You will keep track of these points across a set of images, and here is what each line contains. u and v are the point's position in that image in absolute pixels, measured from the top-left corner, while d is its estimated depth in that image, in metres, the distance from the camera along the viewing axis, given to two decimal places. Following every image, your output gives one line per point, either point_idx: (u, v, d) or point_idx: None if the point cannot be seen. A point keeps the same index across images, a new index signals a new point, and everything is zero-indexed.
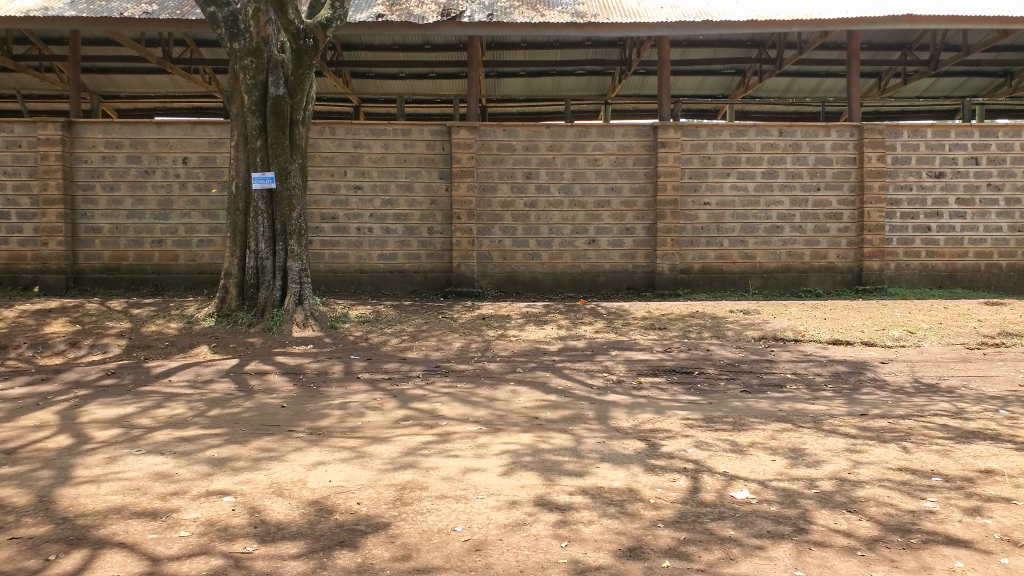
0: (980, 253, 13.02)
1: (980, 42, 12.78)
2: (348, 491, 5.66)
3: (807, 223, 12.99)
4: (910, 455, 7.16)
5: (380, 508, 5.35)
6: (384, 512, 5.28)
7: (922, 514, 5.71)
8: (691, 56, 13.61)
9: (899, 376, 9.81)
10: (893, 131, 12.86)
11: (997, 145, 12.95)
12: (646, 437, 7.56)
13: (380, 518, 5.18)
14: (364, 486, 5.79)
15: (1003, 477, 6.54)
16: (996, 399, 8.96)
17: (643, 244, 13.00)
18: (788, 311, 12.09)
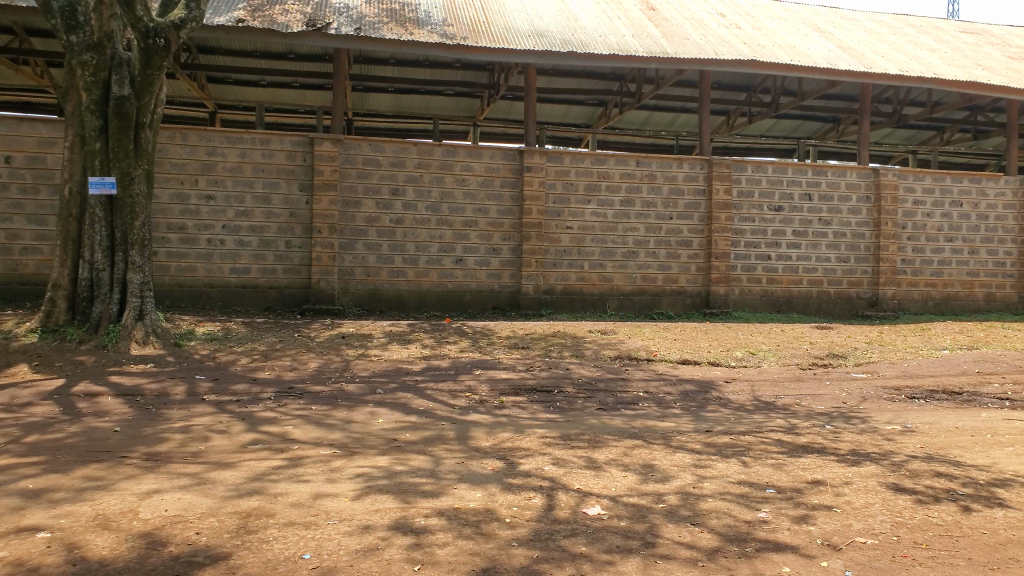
0: (812, 281, 14.17)
1: (814, 89, 13.98)
2: (186, 521, 5.28)
3: (660, 250, 13.68)
4: (748, 468, 7.64)
5: (221, 537, 5.04)
6: (225, 542, 4.97)
7: (757, 524, 6.10)
8: (556, 84, 14.03)
9: (741, 395, 10.46)
10: (738, 166, 13.83)
11: (826, 183, 14.20)
12: (504, 456, 7.60)
13: (221, 548, 4.87)
14: (204, 515, 5.43)
15: (827, 487, 7.12)
16: (823, 415, 9.79)
17: (509, 264, 13.17)
18: (643, 332, 12.63)
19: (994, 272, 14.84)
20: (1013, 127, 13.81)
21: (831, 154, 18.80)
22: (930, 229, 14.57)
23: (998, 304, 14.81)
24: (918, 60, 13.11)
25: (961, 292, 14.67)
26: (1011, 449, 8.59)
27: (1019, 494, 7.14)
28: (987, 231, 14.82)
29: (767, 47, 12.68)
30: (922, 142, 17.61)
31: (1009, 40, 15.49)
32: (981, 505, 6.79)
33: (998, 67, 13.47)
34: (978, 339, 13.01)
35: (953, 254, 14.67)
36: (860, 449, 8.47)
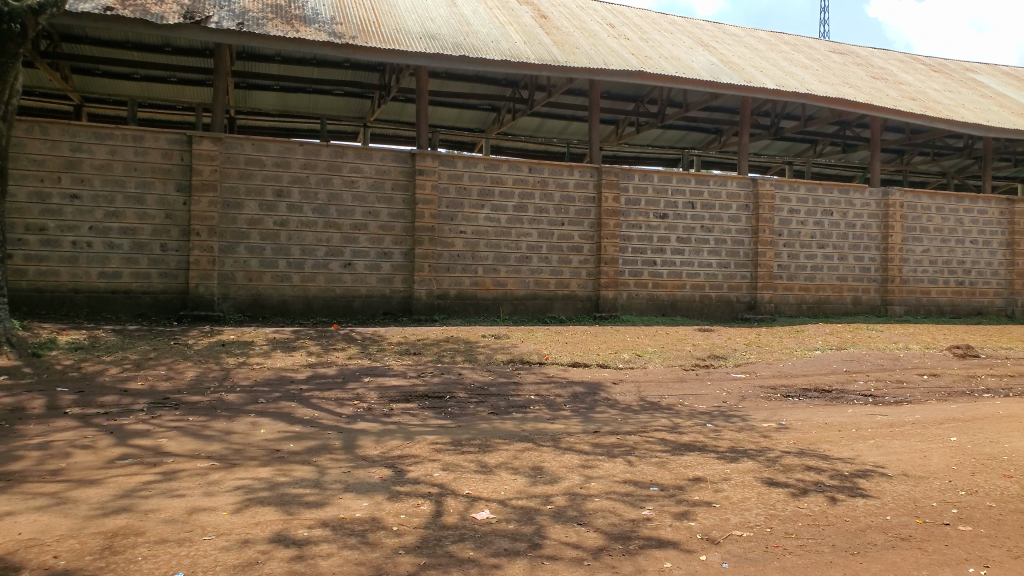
0: (695, 285, 14.76)
1: (697, 101, 14.56)
2: (43, 544, 4.93)
3: (553, 255, 13.89)
4: (633, 467, 7.87)
5: (84, 560, 4.73)
6: (87, 565, 4.67)
7: (640, 522, 6.28)
8: (448, 88, 13.99)
9: (627, 396, 10.77)
10: (626, 174, 14.24)
11: (709, 192, 14.83)
12: (393, 464, 7.50)
13: (83, 571, 4.58)
14: (63, 537, 5.08)
15: (706, 483, 7.43)
16: (704, 414, 10.21)
17: (400, 269, 13.04)
18: (535, 336, 12.79)
19: (860, 277, 15.87)
20: (876, 142, 14.82)
21: (714, 163, 19.66)
22: (803, 236, 15.42)
23: (864, 307, 15.87)
24: (792, 76, 13.87)
25: (831, 295, 15.64)
26: (872, 442, 9.25)
27: (877, 483, 7.71)
28: (854, 238, 15.83)
29: (653, 59, 13.09)
30: (797, 153, 18.65)
31: (872, 61, 16.64)
32: (845, 495, 7.29)
33: (863, 86, 14.44)
34: (845, 339, 13.91)
35: (824, 260, 15.60)
36: (737, 446, 8.88)
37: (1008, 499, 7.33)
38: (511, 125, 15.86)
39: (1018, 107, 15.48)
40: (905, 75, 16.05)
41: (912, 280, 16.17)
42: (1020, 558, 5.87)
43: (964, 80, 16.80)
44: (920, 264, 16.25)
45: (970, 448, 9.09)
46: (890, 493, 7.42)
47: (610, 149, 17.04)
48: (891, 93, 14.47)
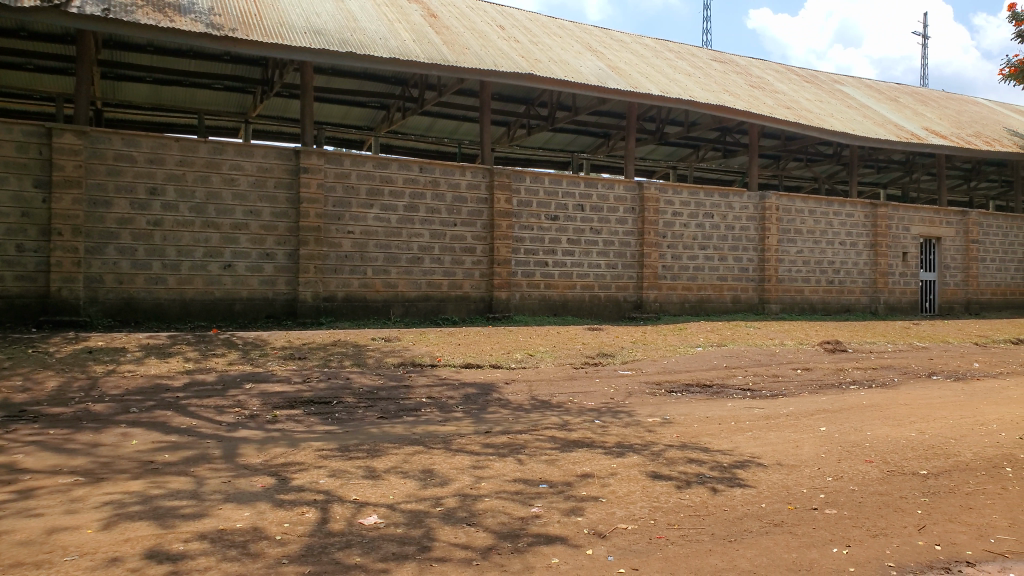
0: (585, 286, 15.09)
1: (586, 105, 14.87)
2: None
3: (444, 255, 13.85)
4: (524, 466, 7.95)
5: None
6: None
7: (529, 519, 6.37)
8: (336, 85, 13.71)
9: (519, 396, 10.88)
10: (517, 176, 14.37)
11: (598, 194, 15.19)
12: (276, 472, 7.25)
13: None
14: None
15: (594, 479, 7.61)
16: (593, 411, 10.45)
17: (284, 270, 12.66)
18: (427, 337, 12.72)
19: (739, 276, 16.67)
20: (754, 148, 15.61)
21: (604, 166, 20.20)
22: (686, 238, 16.06)
23: (743, 305, 16.69)
24: (676, 83, 14.38)
25: (712, 294, 16.36)
26: (749, 434, 9.73)
27: (753, 473, 8.12)
28: (733, 240, 16.61)
29: (543, 62, 13.27)
30: (681, 158, 19.39)
31: (751, 71, 17.51)
32: (724, 485, 7.64)
33: (742, 94, 15.16)
34: (725, 336, 14.58)
35: (706, 261, 16.30)
36: (624, 441, 9.13)
37: (869, 482, 7.91)
38: (402, 124, 15.71)
39: (880, 117, 16.68)
40: (780, 85, 16.98)
41: (786, 280, 17.13)
42: (877, 537, 6.34)
43: (832, 91, 17.94)
44: (793, 265, 17.24)
45: (837, 436, 9.74)
46: (764, 482, 7.84)
47: (502, 150, 17.17)
48: (767, 102, 15.26)
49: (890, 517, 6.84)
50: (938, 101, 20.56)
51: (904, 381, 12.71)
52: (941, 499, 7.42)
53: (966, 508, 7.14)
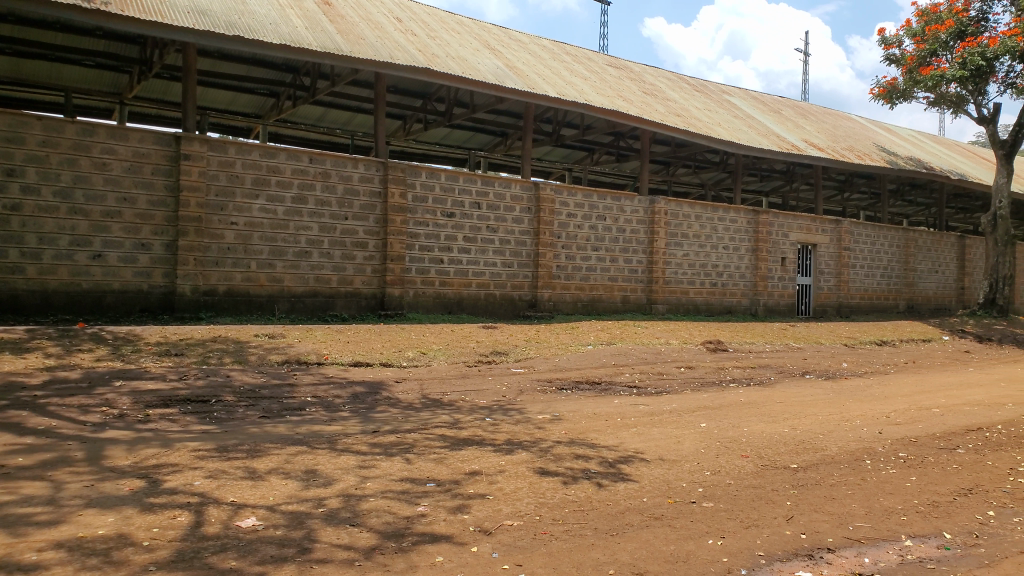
0: (480, 284, 15.10)
1: (483, 103, 14.87)
2: None
3: (334, 250, 13.52)
4: (411, 464, 7.84)
5: None
6: None
7: (415, 518, 6.28)
8: (221, 69, 13.16)
9: (409, 394, 10.75)
10: (412, 171, 14.19)
11: (494, 192, 15.23)
12: (146, 475, 6.84)
13: None
14: None
15: (482, 476, 7.60)
16: (484, 409, 10.46)
17: (160, 262, 12.02)
18: (314, 335, 12.38)
19: (629, 278, 17.13)
20: (646, 153, 16.05)
21: (502, 164, 20.34)
22: (579, 239, 16.35)
23: (632, 305, 17.18)
24: (572, 85, 14.60)
25: (603, 295, 16.73)
26: (634, 430, 10.00)
27: (637, 468, 8.34)
28: (624, 242, 17.05)
29: (440, 57, 13.16)
30: (576, 160, 19.77)
31: (644, 78, 18.01)
32: (609, 480, 7.81)
33: (635, 100, 15.56)
34: (615, 335, 14.95)
35: (598, 261, 16.65)
36: (513, 438, 9.18)
37: (744, 476, 8.29)
38: (292, 113, 15.26)
39: (763, 128, 17.52)
40: (672, 93, 17.55)
41: (673, 281, 17.76)
42: (749, 527, 6.63)
43: (721, 101, 18.71)
44: (680, 267, 17.88)
45: (715, 432, 10.15)
46: (647, 476, 8.06)
47: (397, 144, 16.97)
48: (659, 108, 15.74)
49: (762, 509, 7.17)
50: (817, 115, 21.83)
51: (780, 379, 13.42)
52: (809, 490, 7.86)
53: (830, 498, 7.59)
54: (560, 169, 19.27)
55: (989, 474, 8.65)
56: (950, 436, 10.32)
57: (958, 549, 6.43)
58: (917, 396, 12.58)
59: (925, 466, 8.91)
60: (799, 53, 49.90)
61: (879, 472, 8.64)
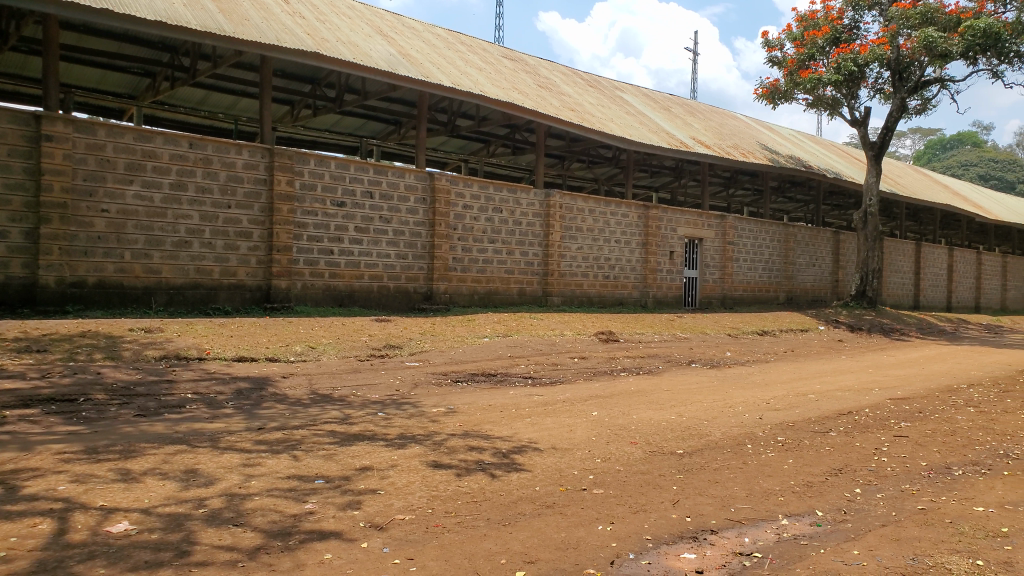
0: (372, 276, 14.84)
1: (376, 91, 14.60)
2: None
3: (216, 240, 12.94)
4: (299, 461, 7.59)
5: None
6: None
7: (302, 516, 6.08)
8: (89, 45, 12.38)
9: (297, 390, 10.43)
10: (300, 159, 13.75)
11: (387, 182, 14.97)
12: (1, 481, 6.30)
13: None
14: None
15: (373, 472, 7.43)
16: (376, 403, 10.27)
17: (21, 251, 11.14)
18: (194, 329, 11.83)
19: (525, 270, 17.28)
20: (541, 146, 16.19)
21: (396, 153, 20.10)
22: (476, 231, 16.33)
23: (528, 298, 17.34)
24: (466, 76, 14.53)
25: (499, 287, 16.80)
26: (528, 420, 10.07)
27: (530, 458, 8.41)
28: (520, 235, 17.16)
29: (330, 42, 12.81)
30: (471, 151, 19.81)
31: (539, 71, 18.18)
32: (503, 471, 7.84)
33: (530, 93, 15.66)
34: (511, 327, 15.04)
35: (494, 254, 16.70)
36: (406, 432, 9.05)
37: (633, 462, 8.50)
38: (171, 94, 14.54)
39: (653, 125, 18.03)
40: (566, 87, 17.80)
41: (568, 274, 18.05)
42: (637, 512, 6.81)
43: (614, 97, 19.13)
44: (574, 260, 18.20)
45: (607, 420, 10.38)
46: (540, 465, 8.14)
47: (284, 130, 16.48)
48: (554, 102, 15.90)
49: (649, 494, 7.37)
50: (705, 113, 22.67)
51: (668, 368, 13.90)
52: (694, 474, 8.16)
53: (714, 482, 7.90)
54: (454, 159, 19.28)
55: (856, 455, 9.24)
56: (823, 419, 10.98)
57: (829, 525, 6.77)
58: (794, 383, 13.32)
59: (800, 449, 9.43)
60: (686, 52, 51.59)
61: (759, 455, 9.07)
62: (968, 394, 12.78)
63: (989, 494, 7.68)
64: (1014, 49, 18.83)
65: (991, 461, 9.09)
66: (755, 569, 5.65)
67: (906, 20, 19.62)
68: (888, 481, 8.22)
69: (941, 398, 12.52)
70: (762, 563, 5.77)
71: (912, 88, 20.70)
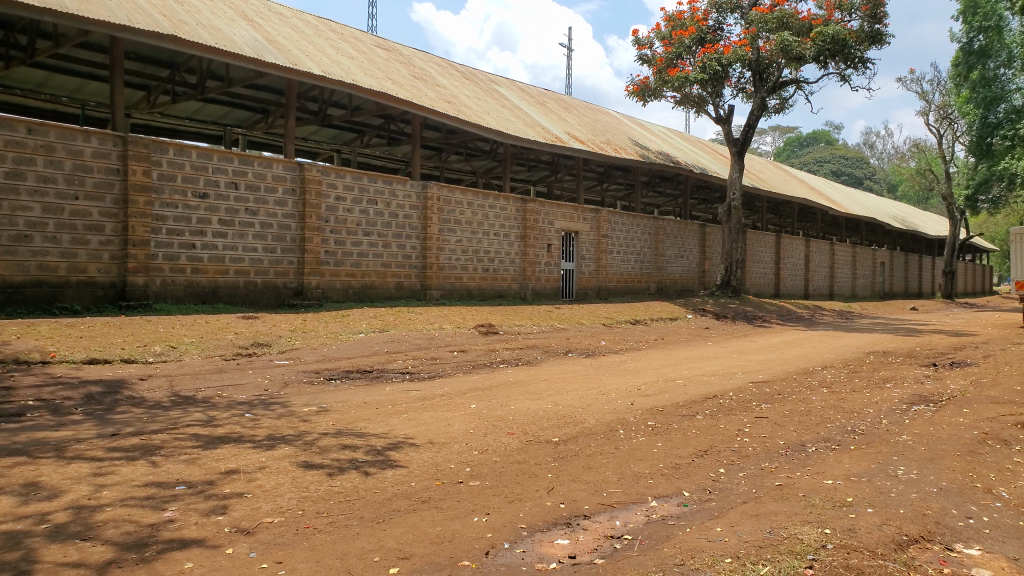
0: (238, 271, 14.25)
1: (241, 77, 13.99)
2: None
3: (63, 234, 12.04)
4: (157, 468, 7.16)
5: None
6: None
7: (160, 525, 5.74)
8: None
9: (156, 392, 9.86)
10: (158, 147, 13.00)
11: (253, 173, 14.39)
12: None
13: None
14: None
15: (239, 475, 7.12)
16: (243, 404, 9.86)
17: None
18: (37, 330, 10.96)
19: (402, 264, 17.11)
20: (417, 138, 16.02)
21: (265, 143, 19.41)
22: (349, 224, 15.98)
23: (405, 291, 17.18)
24: (338, 65, 14.16)
25: (376, 281, 16.55)
26: (404, 416, 9.97)
27: (406, 454, 8.32)
28: (396, 228, 16.95)
29: (189, 25, 12.15)
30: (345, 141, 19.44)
31: (414, 62, 17.99)
32: (377, 468, 7.71)
33: (404, 83, 15.45)
34: (388, 322, 14.85)
35: (370, 247, 16.42)
36: (274, 434, 8.74)
37: (510, 452, 8.58)
38: (6, 74, 13.46)
39: (530, 119, 18.24)
40: (441, 79, 17.70)
41: (447, 267, 18.01)
42: (512, 502, 6.87)
43: (490, 90, 19.22)
44: (453, 253, 18.18)
45: (484, 412, 10.43)
46: (416, 461, 8.07)
47: (140, 116, 15.58)
48: (429, 94, 15.77)
49: (525, 483, 7.47)
50: (579, 109, 23.18)
51: (545, 358, 14.14)
52: (568, 462, 8.32)
53: (587, 468, 8.09)
54: (326, 149, 18.85)
55: (720, 436, 9.71)
56: (690, 403, 11.49)
57: (694, 505, 7.05)
58: (664, 369, 13.89)
59: (669, 433, 9.82)
60: (565, 49, 52.84)
61: (630, 440, 9.35)
62: (821, 375, 13.75)
63: (838, 468, 8.22)
64: (859, 56, 20.57)
65: (840, 436, 9.79)
66: (625, 551, 5.77)
67: (764, 23, 20.80)
68: (749, 460, 8.68)
69: (798, 380, 13.40)
70: (632, 545, 5.90)
71: (771, 88, 22.01)
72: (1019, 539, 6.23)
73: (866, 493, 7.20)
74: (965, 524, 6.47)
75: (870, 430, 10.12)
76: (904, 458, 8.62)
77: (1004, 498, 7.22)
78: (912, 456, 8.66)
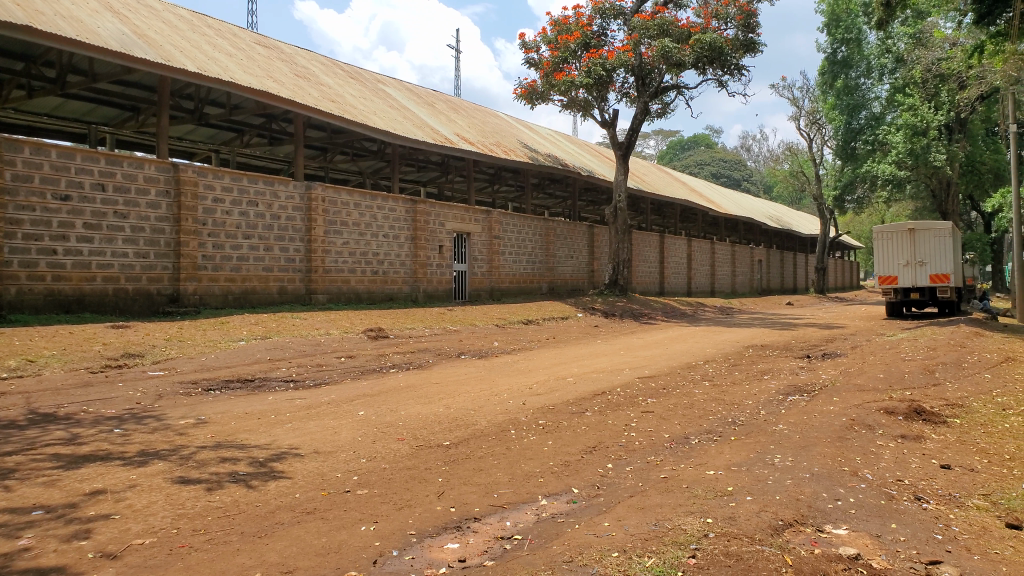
0: (107, 277, 13.45)
1: (106, 73, 13.19)
2: None
3: None
4: (10, 493, 6.62)
5: None
6: None
7: (14, 554, 5.31)
8: None
9: (10, 411, 9.14)
10: (12, 145, 12.07)
11: (122, 174, 13.60)
12: None
13: None
14: None
15: (106, 495, 6.69)
16: (112, 419, 9.28)
17: None
18: None
19: (285, 267, 16.62)
20: (301, 138, 15.59)
21: (136, 142, 18.43)
22: (228, 226, 15.38)
23: (290, 296, 16.71)
24: (214, 62, 13.59)
25: (257, 286, 16.02)
26: (288, 426, 9.67)
27: (290, 464, 8.06)
28: (279, 230, 16.46)
29: (47, 15, 11.34)
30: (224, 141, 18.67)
31: (296, 60, 17.50)
32: (260, 480, 7.43)
33: (287, 82, 15.01)
34: (270, 328, 14.41)
35: (251, 250, 15.87)
36: (147, 449, 8.26)
37: (399, 458, 8.47)
38: None
39: (418, 120, 18.11)
40: (325, 78, 17.30)
41: (334, 270, 17.64)
42: (401, 508, 6.77)
43: (376, 90, 18.95)
44: (340, 256, 17.83)
45: (373, 419, 10.25)
46: (301, 471, 7.83)
47: None
48: (313, 93, 15.38)
49: (415, 489, 7.38)
50: (470, 111, 23.21)
51: (438, 361, 14.08)
52: (459, 465, 8.30)
53: (479, 470, 8.08)
54: (203, 149, 18.07)
55: (608, 432, 9.93)
56: (579, 401, 11.69)
57: (583, 501, 7.16)
58: (555, 367, 14.09)
59: (559, 431, 9.96)
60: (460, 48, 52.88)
61: (520, 440, 9.43)
62: (704, 369, 14.32)
63: (719, 458, 8.57)
64: (734, 62, 21.55)
65: (721, 428, 10.20)
66: (515, 551, 5.79)
67: (646, 30, 21.41)
68: (635, 454, 8.92)
69: (682, 374, 13.91)
70: (522, 545, 5.93)
71: (653, 93, 22.77)
72: (880, 517, 6.65)
73: (745, 482, 7.52)
74: (834, 506, 6.87)
75: (749, 420, 10.60)
76: (780, 446, 9.06)
77: (868, 480, 7.73)
78: (787, 444, 9.12)
